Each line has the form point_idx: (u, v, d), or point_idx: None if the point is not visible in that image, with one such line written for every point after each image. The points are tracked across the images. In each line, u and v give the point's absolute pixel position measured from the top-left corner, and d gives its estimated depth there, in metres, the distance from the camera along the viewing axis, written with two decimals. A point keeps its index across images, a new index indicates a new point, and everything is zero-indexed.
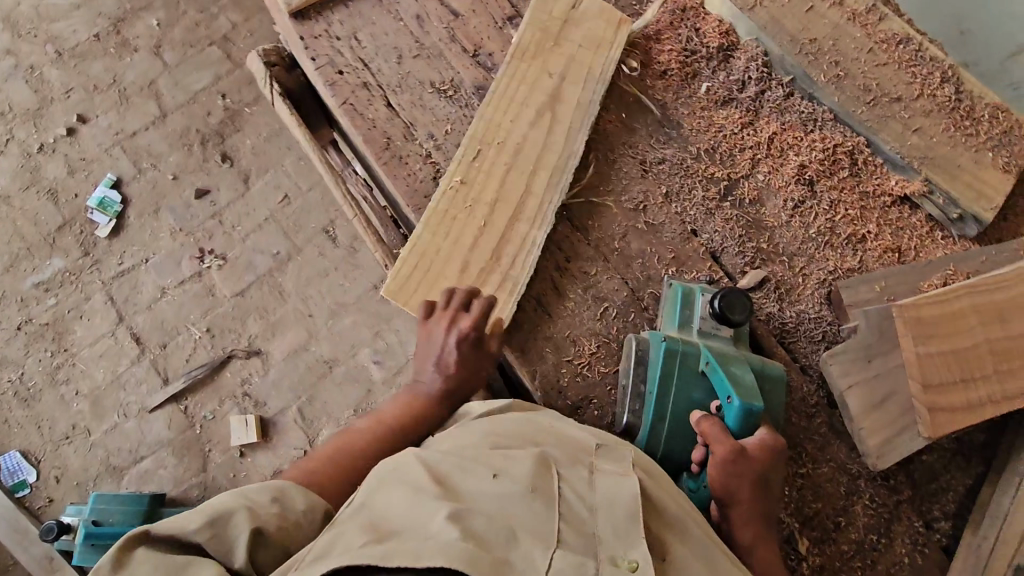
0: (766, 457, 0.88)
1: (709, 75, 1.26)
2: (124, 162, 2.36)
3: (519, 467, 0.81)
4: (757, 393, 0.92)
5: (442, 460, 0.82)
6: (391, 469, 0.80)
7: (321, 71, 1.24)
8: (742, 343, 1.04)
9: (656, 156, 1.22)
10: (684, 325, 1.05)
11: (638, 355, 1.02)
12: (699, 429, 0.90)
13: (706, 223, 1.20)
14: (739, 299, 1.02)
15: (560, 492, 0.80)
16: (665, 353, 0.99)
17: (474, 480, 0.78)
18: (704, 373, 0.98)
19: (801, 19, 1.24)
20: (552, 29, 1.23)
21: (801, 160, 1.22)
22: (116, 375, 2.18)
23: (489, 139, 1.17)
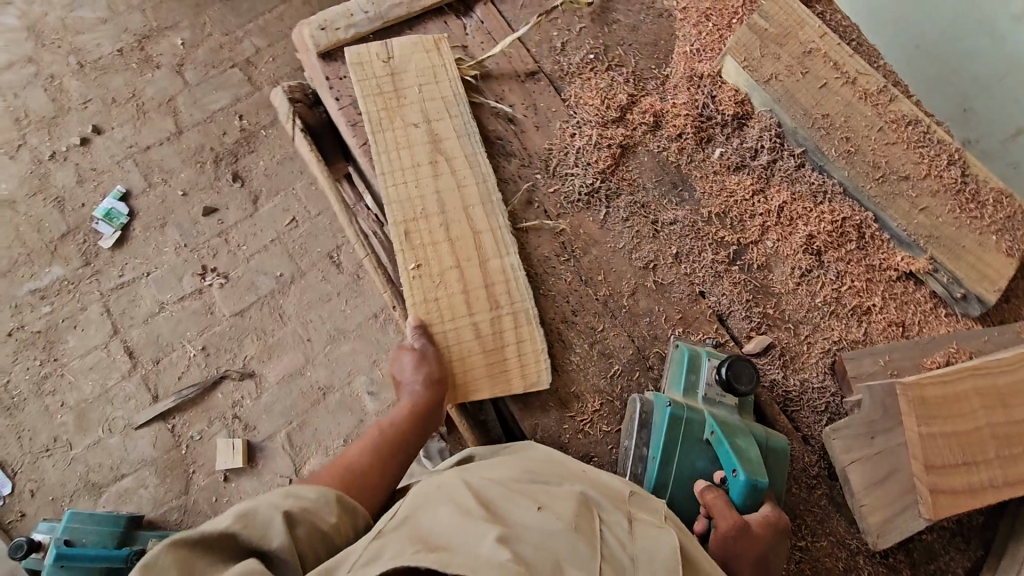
0: (770, 536, 0.86)
1: (724, 141, 1.29)
2: (135, 176, 2.37)
3: (563, 504, 0.81)
4: (761, 466, 0.92)
5: (489, 488, 0.82)
6: (439, 495, 0.80)
7: (343, 111, 1.25)
8: (747, 411, 1.04)
9: (667, 216, 1.24)
10: (689, 390, 1.04)
11: (641, 418, 1.01)
12: (703, 501, 0.88)
13: (714, 286, 1.21)
14: (746, 368, 1.01)
15: (601, 533, 0.79)
16: (670, 419, 0.98)
17: (520, 511, 0.78)
18: (708, 441, 0.97)
19: (814, 94, 1.27)
20: (378, 79, 1.25)
21: (811, 230, 1.24)
22: (105, 389, 2.14)
23: (416, 215, 1.16)
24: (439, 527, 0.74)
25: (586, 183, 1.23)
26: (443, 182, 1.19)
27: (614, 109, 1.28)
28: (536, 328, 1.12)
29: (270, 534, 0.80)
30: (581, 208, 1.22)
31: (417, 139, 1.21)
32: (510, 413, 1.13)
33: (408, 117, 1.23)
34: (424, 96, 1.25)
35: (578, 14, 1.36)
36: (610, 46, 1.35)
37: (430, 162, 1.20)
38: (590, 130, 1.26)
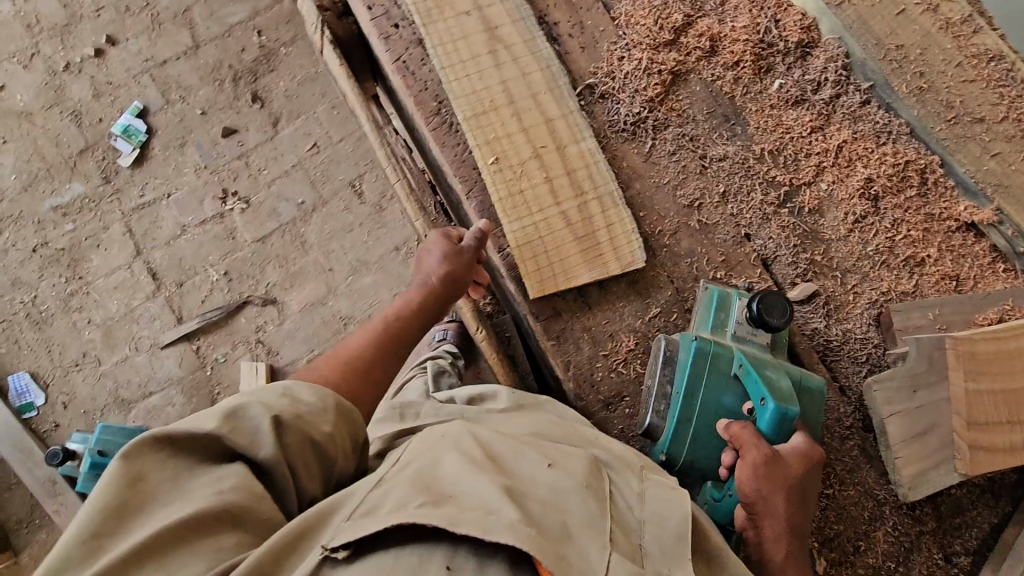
0: (800, 460, 0.91)
1: (784, 72, 1.19)
2: (152, 92, 2.29)
3: (572, 463, 0.79)
4: (792, 397, 0.94)
5: (496, 441, 0.80)
6: (444, 438, 0.78)
7: (374, 23, 1.14)
8: (777, 349, 1.05)
9: (717, 152, 1.16)
10: (717, 328, 1.04)
11: (666, 356, 1.02)
12: (730, 434, 0.92)
13: (761, 228, 1.15)
14: (777, 301, 1.01)
15: (614, 498, 0.78)
16: (696, 356, 0.99)
17: (527, 463, 0.77)
18: (736, 376, 0.99)
19: (889, 23, 1.16)
20: None
21: (869, 173, 1.16)
22: (130, 309, 2.17)
23: (485, 107, 1.09)
24: (444, 476, 0.72)
25: (632, 113, 1.15)
26: (506, 72, 1.11)
27: (668, 31, 1.17)
28: (625, 208, 1.09)
29: (259, 442, 0.72)
30: (626, 139, 1.15)
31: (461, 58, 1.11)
32: (542, 348, 1.12)
33: (459, 6, 1.13)
34: None
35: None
36: None
37: (488, 53, 1.11)
38: (640, 54, 1.17)
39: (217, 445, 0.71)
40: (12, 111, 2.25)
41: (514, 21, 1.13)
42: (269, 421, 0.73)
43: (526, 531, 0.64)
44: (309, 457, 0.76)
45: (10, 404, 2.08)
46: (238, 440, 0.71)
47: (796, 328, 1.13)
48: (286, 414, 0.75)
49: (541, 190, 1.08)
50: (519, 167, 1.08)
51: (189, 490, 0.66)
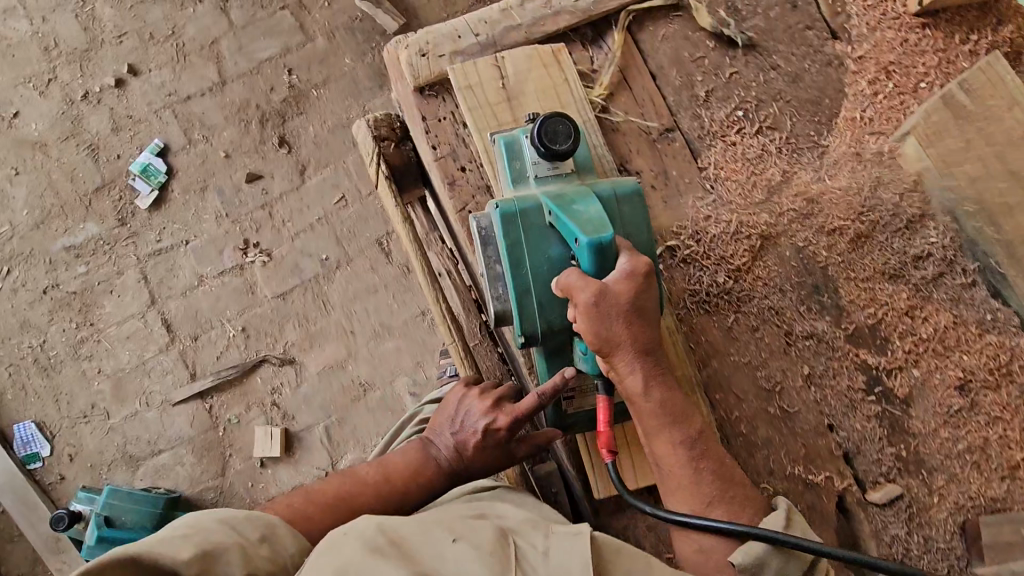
0: (635, 288, 0.81)
1: (885, 242, 1.07)
2: (174, 129, 2.16)
3: (480, 534, 0.72)
4: (604, 221, 0.83)
5: (403, 526, 0.71)
6: (347, 537, 0.69)
7: (439, 164, 1.03)
8: (585, 175, 0.95)
9: (805, 329, 1.06)
10: (519, 180, 0.94)
11: (483, 236, 0.94)
12: (557, 288, 0.83)
13: (846, 418, 1.05)
14: (559, 124, 0.90)
15: (521, 558, 0.71)
16: (504, 223, 0.89)
17: (434, 548, 0.69)
18: (551, 225, 0.89)
19: (1008, 201, 1.04)
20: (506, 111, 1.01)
21: (967, 364, 1.06)
22: (142, 361, 2.08)
23: None
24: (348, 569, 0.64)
25: (716, 282, 1.05)
26: None
27: (761, 189, 1.06)
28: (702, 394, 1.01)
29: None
30: (706, 311, 1.05)
31: None
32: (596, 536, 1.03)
33: None
34: None
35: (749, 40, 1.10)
36: (764, 102, 1.09)
37: None
38: (730, 215, 1.06)
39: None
40: (26, 140, 2.13)
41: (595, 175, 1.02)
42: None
43: None
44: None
45: (15, 455, 2.01)
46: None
47: (874, 534, 1.03)
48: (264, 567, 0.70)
49: None
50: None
51: None
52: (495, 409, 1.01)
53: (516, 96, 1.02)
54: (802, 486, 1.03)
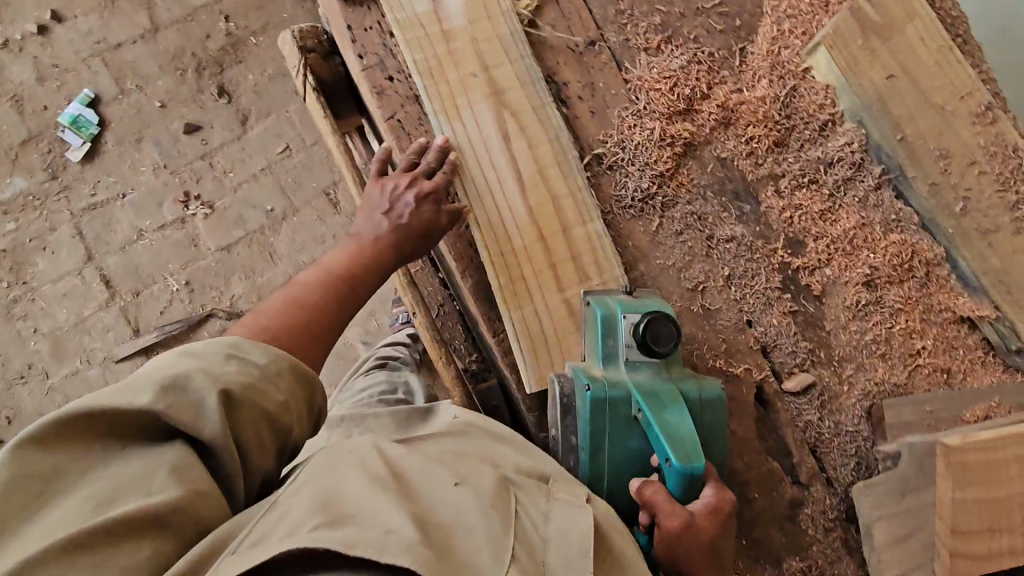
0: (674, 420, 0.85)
1: (798, 149, 1.13)
2: (104, 78, 2.08)
3: (481, 482, 0.73)
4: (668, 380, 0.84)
5: (408, 461, 0.73)
6: (347, 458, 0.70)
7: (366, 74, 1.04)
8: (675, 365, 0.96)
9: (725, 232, 1.11)
10: (609, 360, 0.95)
11: (564, 402, 0.95)
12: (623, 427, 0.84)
13: (764, 314, 1.12)
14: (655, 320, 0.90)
15: (521, 512, 0.71)
16: (592, 403, 0.91)
17: (435, 486, 0.71)
18: (637, 418, 0.91)
19: (908, 106, 1.12)
20: (433, 24, 1.04)
21: (875, 261, 1.13)
22: (80, 319, 2.02)
23: (488, 187, 1.03)
24: (344, 491, 0.66)
25: (641, 188, 1.09)
26: (515, 149, 1.05)
27: (683, 98, 1.10)
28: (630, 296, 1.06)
29: (204, 420, 0.67)
30: (633, 216, 1.10)
31: (478, 129, 1.04)
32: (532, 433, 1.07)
33: (465, 65, 1.04)
34: (477, 37, 1.05)
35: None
36: (686, 18, 1.14)
37: (494, 121, 1.04)
38: (653, 123, 1.10)
39: (156, 421, 0.65)
40: None
41: (523, 84, 1.06)
42: (217, 396, 0.68)
43: (429, 556, 0.59)
44: (262, 430, 0.73)
45: None
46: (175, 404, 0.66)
47: (789, 419, 1.11)
48: (235, 384, 0.70)
49: (545, 277, 1.02)
50: (523, 253, 1.02)
51: (105, 471, 0.62)
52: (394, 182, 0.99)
53: (444, 10, 1.05)
54: (724, 379, 1.10)
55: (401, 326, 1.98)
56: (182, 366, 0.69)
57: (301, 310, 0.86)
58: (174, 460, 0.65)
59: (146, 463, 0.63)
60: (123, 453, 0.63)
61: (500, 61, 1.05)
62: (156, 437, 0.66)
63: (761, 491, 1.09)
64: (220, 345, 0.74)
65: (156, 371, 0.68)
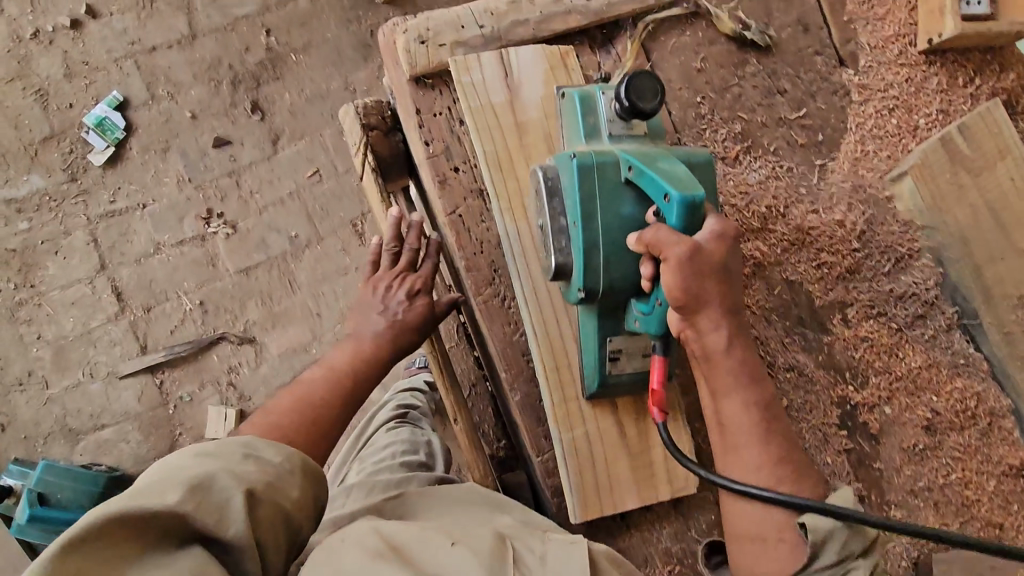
0: (724, 250, 0.75)
1: (870, 279, 1.07)
2: (136, 81, 2.00)
3: (476, 538, 0.69)
4: (693, 180, 0.76)
5: (401, 531, 0.69)
6: (343, 544, 0.67)
7: (431, 162, 0.97)
8: (660, 140, 0.88)
9: (786, 359, 1.06)
10: (591, 137, 0.87)
11: (549, 188, 0.86)
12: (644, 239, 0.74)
13: (818, 451, 1.06)
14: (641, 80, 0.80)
15: (519, 561, 0.67)
16: (579, 174, 0.81)
17: (431, 551, 0.67)
18: (628, 181, 0.81)
19: (991, 248, 1.06)
20: (507, 112, 0.95)
21: (937, 405, 1.07)
22: (87, 330, 1.95)
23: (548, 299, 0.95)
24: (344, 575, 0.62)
25: None
26: None
27: (757, 216, 1.05)
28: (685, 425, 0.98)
29: (229, 522, 0.59)
30: None
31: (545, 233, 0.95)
32: None
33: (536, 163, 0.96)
34: (552, 131, 0.96)
35: (759, 60, 1.08)
36: (768, 128, 1.07)
37: None
38: None
39: (174, 527, 0.57)
40: None
41: None
42: (243, 494, 0.61)
43: None
44: (281, 532, 0.65)
45: None
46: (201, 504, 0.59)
47: None
48: (259, 482, 0.64)
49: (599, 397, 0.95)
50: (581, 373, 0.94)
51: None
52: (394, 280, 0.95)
53: (520, 100, 0.96)
54: None
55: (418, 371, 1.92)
56: (206, 462, 0.62)
57: (306, 404, 0.79)
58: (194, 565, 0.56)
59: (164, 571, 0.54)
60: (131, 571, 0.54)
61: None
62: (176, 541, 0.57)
63: None
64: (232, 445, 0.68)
65: (177, 470, 0.61)
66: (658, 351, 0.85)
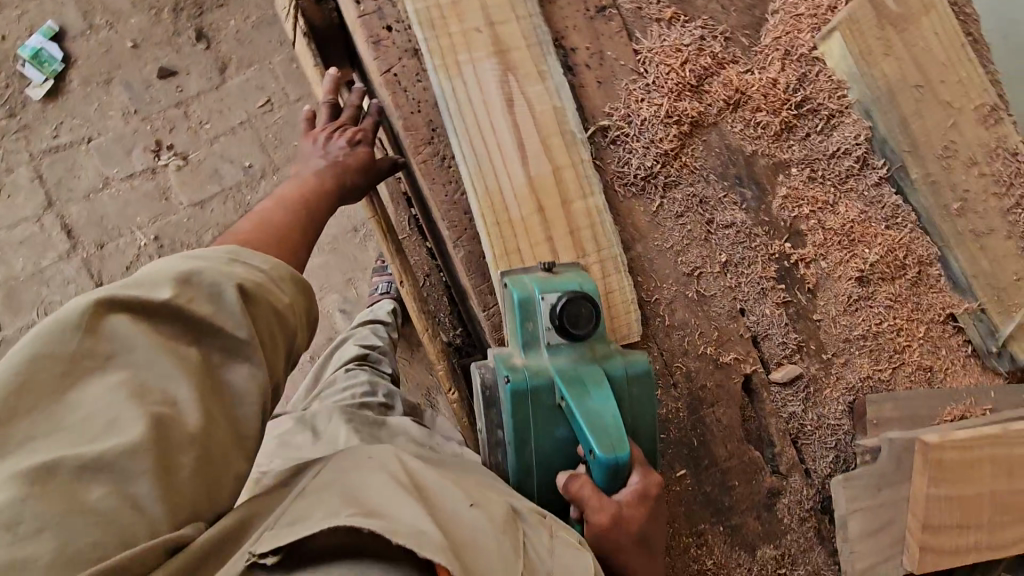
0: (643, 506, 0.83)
1: (804, 138, 1.11)
2: (71, 11, 1.93)
3: (492, 502, 0.74)
4: None
5: (428, 472, 0.74)
6: (370, 461, 0.72)
7: (363, 22, 0.97)
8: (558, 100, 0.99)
9: (725, 216, 1.09)
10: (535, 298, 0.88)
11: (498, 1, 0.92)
12: None
13: (757, 304, 1.10)
14: (580, 311, 0.86)
15: (525, 540, 0.72)
16: (513, 400, 0.87)
17: (451, 498, 0.71)
18: (562, 407, 0.86)
19: (917, 101, 1.10)
20: None
21: (869, 256, 1.12)
22: (38, 269, 1.91)
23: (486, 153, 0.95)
24: (369, 490, 0.68)
25: (644, 166, 1.05)
26: (515, 113, 0.97)
27: (692, 74, 1.06)
28: (628, 277, 1.00)
29: (224, 317, 0.65)
30: (634, 194, 1.06)
31: (482, 87, 0.96)
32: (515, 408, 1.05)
33: (468, 20, 0.97)
34: None
35: None
36: None
37: (497, 83, 0.97)
38: (661, 99, 1.06)
39: (173, 318, 0.63)
40: None
41: (527, 44, 0.98)
42: (236, 290, 0.66)
43: (449, 557, 0.61)
44: (275, 329, 0.69)
45: None
46: (198, 303, 0.64)
47: (773, 410, 1.11)
48: (249, 281, 0.68)
49: (540, 251, 0.96)
50: (520, 225, 0.96)
51: (127, 367, 0.60)
52: (333, 132, 0.94)
53: None
54: (713, 366, 1.09)
55: (381, 297, 1.92)
56: (202, 263, 0.67)
57: (268, 226, 0.79)
58: (198, 362, 0.63)
59: (170, 359, 0.61)
60: (141, 351, 0.61)
61: (506, 17, 0.98)
62: (177, 332, 0.64)
63: (742, 479, 1.09)
64: (221, 254, 0.71)
65: (174, 266, 0.66)
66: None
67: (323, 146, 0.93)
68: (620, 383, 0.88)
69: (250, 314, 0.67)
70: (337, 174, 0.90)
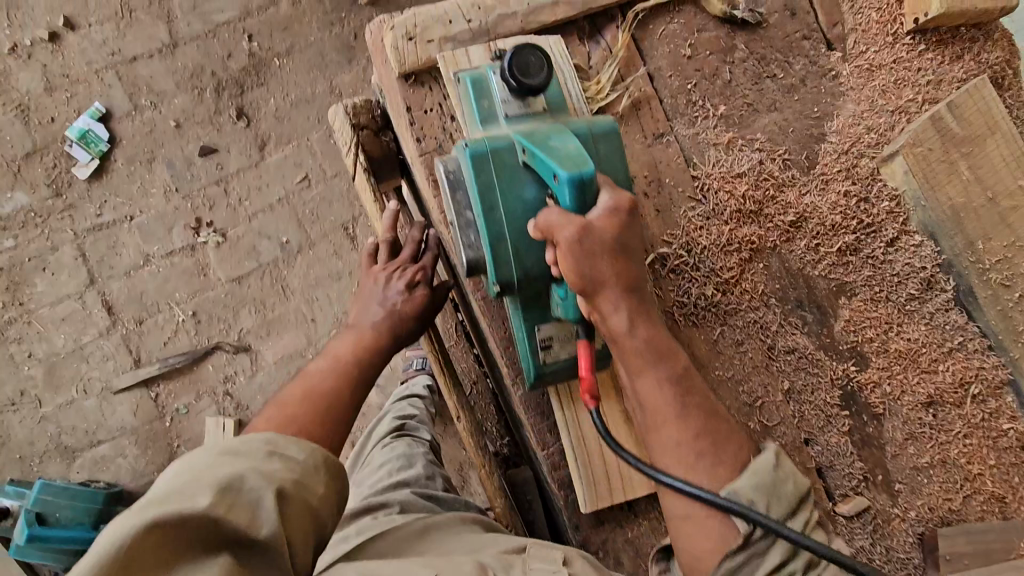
0: (619, 225, 0.80)
1: (867, 260, 1.08)
2: (117, 92, 1.98)
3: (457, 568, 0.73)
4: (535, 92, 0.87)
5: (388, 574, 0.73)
6: None
7: (423, 159, 0.97)
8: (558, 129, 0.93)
9: (787, 343, 1.06)
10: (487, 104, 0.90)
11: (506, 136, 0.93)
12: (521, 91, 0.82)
13: (821, 433, 1.07)
14: (531, 58, 0.86)
15: None
16: (475, 164, 0.84)
17: None
18: (525, 164, 0.84)
19: (985, 224, 1.07)
20: None
21: (937, 383, 1.07)
22: (78, 346, 1.93)
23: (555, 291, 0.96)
24: None
25: (704, 295, 1.03)
26: None
27: (752, 201, 1.05)
28: None
29: (260, 521, 0.61)
30: (694, 324, 1.04)
31: None
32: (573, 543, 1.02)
33: None
34: None
35: (746, 43, 1.09)
36: (760, 113, 1.08)
37: None
38: (719, 227, 1.04)
39: (208, 528, 0.59)
40: None
41: None
42: (272, 493, 0.63)
43: None
44: (308, 528, 0.66)
45: None
46: (228, 507, 0.60)
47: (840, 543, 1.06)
48: (286, 480, 0.66)
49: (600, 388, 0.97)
50: None
51: None
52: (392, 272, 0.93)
53: None
54: None
55: (415, 372, 1.90)
56: (229, 461, 0.65)
57: (314, 395, 0.78)
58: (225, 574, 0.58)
59: None
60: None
61: None
62: (205, 544, 0.59)
63: None
64: (254, 443, 0.69)
65: (201, 469, 0.63)
66: (583, 336, 0.88)
67: (382, 288, 0.92)
68: (586, 140, 0.87)
69: (284, 513, 0.63)
70: (398, 323, 0.90)
